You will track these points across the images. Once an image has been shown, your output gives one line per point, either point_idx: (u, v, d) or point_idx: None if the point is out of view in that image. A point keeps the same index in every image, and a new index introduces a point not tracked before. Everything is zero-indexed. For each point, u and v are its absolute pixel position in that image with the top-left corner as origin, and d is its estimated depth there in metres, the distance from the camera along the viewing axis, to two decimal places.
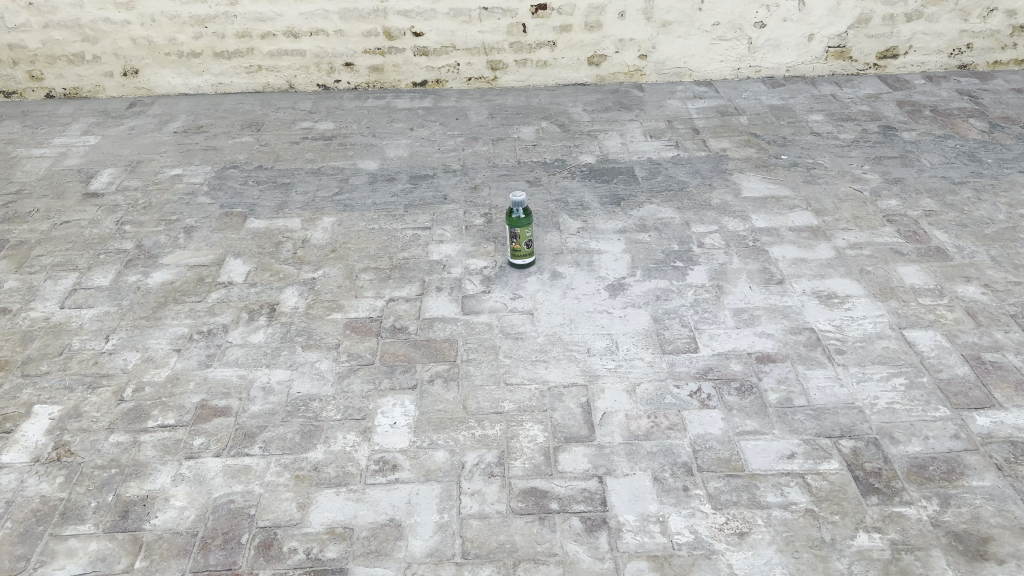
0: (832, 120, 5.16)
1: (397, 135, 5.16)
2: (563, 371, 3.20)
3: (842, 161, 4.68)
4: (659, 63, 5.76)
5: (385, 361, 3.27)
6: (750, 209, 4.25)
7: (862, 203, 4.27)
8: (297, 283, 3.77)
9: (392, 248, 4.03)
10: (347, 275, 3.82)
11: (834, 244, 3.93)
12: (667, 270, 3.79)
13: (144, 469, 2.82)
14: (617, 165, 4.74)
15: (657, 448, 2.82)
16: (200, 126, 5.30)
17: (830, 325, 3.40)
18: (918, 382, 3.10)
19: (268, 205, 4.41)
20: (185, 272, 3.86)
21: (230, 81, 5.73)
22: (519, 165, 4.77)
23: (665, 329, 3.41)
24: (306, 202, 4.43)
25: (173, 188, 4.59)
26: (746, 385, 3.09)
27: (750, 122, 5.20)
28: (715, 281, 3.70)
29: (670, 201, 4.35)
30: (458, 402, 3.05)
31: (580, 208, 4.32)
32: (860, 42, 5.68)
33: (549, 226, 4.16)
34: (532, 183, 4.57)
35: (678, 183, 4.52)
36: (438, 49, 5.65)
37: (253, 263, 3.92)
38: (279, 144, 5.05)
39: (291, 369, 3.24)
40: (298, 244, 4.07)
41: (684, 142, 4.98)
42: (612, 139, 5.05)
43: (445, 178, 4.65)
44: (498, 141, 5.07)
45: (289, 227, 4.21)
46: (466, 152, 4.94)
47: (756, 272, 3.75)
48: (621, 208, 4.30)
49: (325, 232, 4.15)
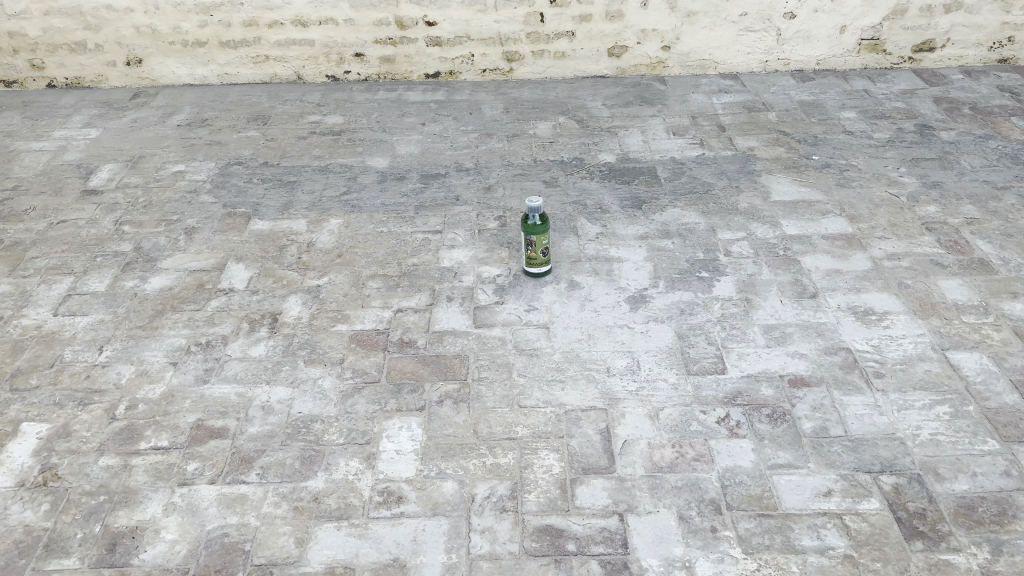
0: (865, 118, 4.90)
1: (408, 131, 4.95)
2: (581, 393, 3.00)
3: (876, 163, 4.44)
4: (683, 55, 5.51)
5: (392, 379, 3.08)
6: (779, 214, 4.02)
7: (899, 209, 4.03)
8: (300, 291, 3.58)
9: (401, 253, 3.83)
10: (353, 283, 3.63)
11: (870, 255, 3.71)
12: (691, 281, 3.58)
13: (134, 496, 2.65)
14: (639, 165, 4.51)
15: (682, 483, 2.63)
16: (204, 119, 5.11)
17: (867, 345, 3.20)
18: (963, 410, 2.89)
19: (273, 206, 4.22)
20: (184, 278, 3.68)
21: (236, 72, 5.53)
22: (536, 163, 4.55)
23: (690, 347, 3.20)
24: (312, 202, 4.25)
25: (175, 186, 4.41)
26: (778, 412, 2.90)
27: (778, 119, 4.95)
28: (743, 293, 3.49)
29: (694, 205, 4.12)
30: (469, 426, 2.86)
31: (599, 211, 4.10)
32: (895, 35, 5.40)
33: (567, 231, 3.95)
34: (548, 184, 4.36)
35: (703, 185, 4.29)
36: (451, 39, 5.42)
37: (255, 268, 3.74)
38: (286, 139, 4.87)
39: (291, 386, 3.06)
40: (302, 248, 3.88)
41: (709, 139, 4.74)
42: (633, 136, 4.82)
43: (457, 178, 4.44)
44: (513, 138, 4.85)
45: (295, 229, 4.02)
46: (480, 149, 4.73)
47: (787, 285, 3.54)
48: (643, 211, 4.08)
49: (332, 236, 3.97)
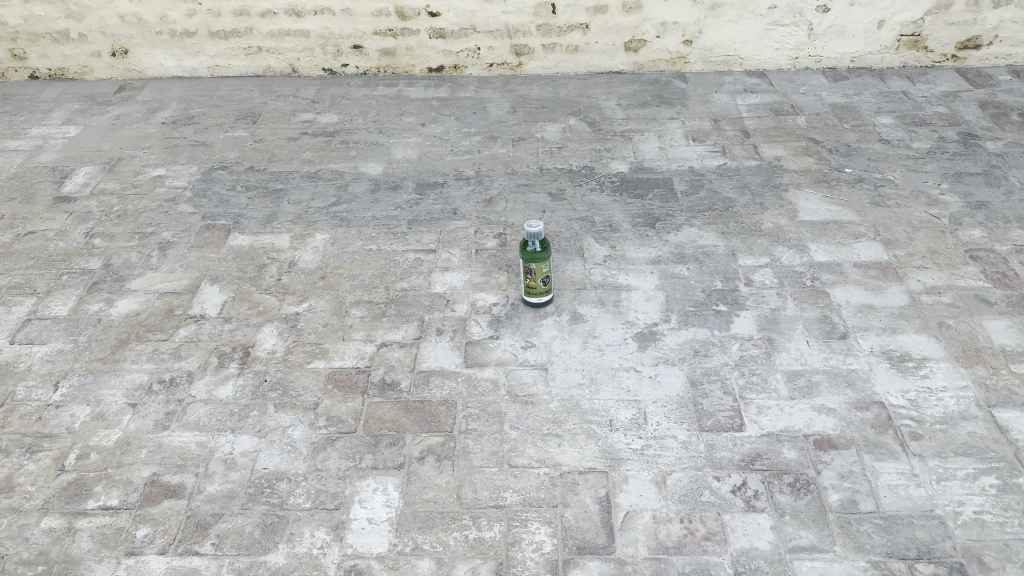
0: (902, 125, 4.50)
1: (407, 133, 4.62)
2: (579, 452, 2.67)
3: (914, 178, 4.05)
4: (705, 50, 5.10)
5: (369, 429, 2.78)
6: (806, 237, 3.66)
7: (939, 233, 3.66)
8: (277, 320, 3.29)
9: (390, 275, 3.52)
10: (335, 311, 3.33)
11: (907, 287, 3.34)
12: (707, 315, 3.24)
13: (75, 568, 2.38)
14: (654, 175, 4.15)
15: (690, 568, 2.32)
16: (191, 117, 4.80)
17: (903, 399, 2.85)
18: (1012, 483, 2.55)
19: (256, 218, 3.92)
20: (152, 301, 3.40)
21: (227, 64, 5.21)
22: (542, 172, 4.21)
23: (704, 397, 2.87)
24: (298, 214, 3.95)
25: (153, 193, 4.11)
26: (801, 480, 2.57)
27: (808, 123, 4.56)
28: (765, 332, 3.15)
29: (713, 224, 3.77)
30: (451, 490, 2.55)
31: (608, 229, 3.75)
32: (937, 31, 4.97)
33: (572, 253, 3.61)
34: (554, 197, 4.01)
35: (723, 201, 3.92)
36: (456, 31, 5.05)
37: (231, 292, 3.44)
38: (275, 140, 4.57)
39: (258, 436, 2.77)
40: (283, 268, 3.58)
41: (731, 147, 4.37)
42: (649, 142, 4.45)
43: (456, 188, 4.11)
44: (519, 141, 4.50)
45: (277, 246, 3.72)
46: (482, 155, 4.39)
47: (814, 322, 3.19)
48: (656, 231, 3.73)
49: (316, 254, 3.66)
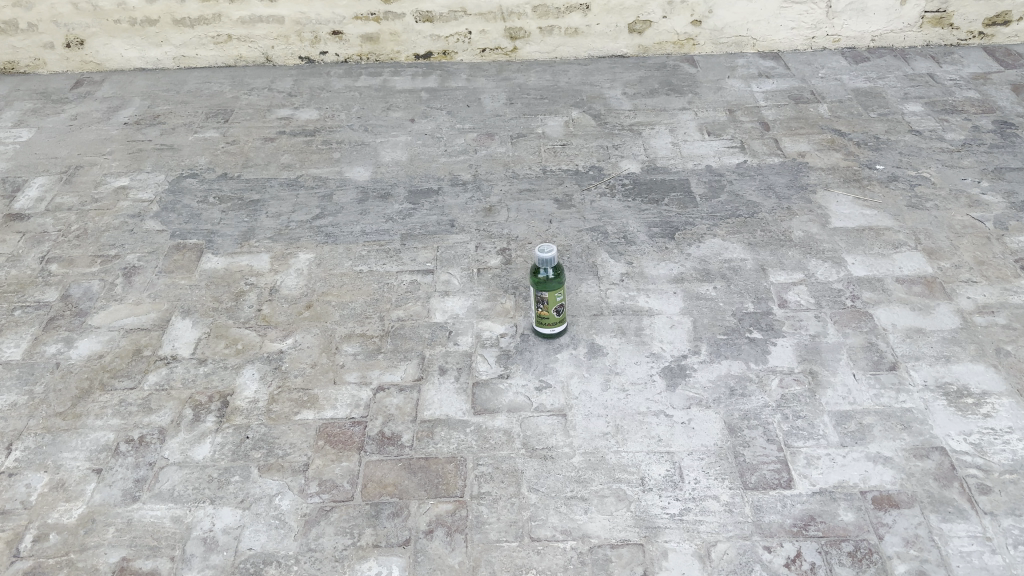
0: (933, 113, 4.16)
1: (395, 131, 4.23)
2: (609, 519, 2.35)
3: (951, 175, 3.72)
4: (715, 31, 4.72)
5: (369, 496, 2.44)
6: (840, 248, 3.33)
7: (985, 239, 3.34)
8: (259, 360, 2.93)
9: (384, 302, 3.16)
10: (324, 347, 2.97)
11: (957, 306, 3.03)
12: (740, 346, 2.91)
13: None
14: (668, 177, 3.79)
15: None
16: (156, 117, 4.38)
17: (967, 444, 2.54)
18: None
19: (231, 235, 3.54)
20: (117, 340, 3.04)
21: (195, 54, 4.77)
22: (546, 175, 3.84)
23: (745, 447, 2.55)
24: (278, 229, 3.56)
25: (116, 208, 3.72)
26: (863, 549, 2.27)
27: (830, 112, 4.21)
28: (806, 364, 2.83)
29: (737, 233, 3.43)
30: (465, 573, 2.23)
31: (623, 242, 3.40)
32: (965, 6, 4.61)
33: (585, 271, 3.26)
34: (561, 204, 3.65)
35: (746, 206, 3.58)
36: (445, 14, 4.63)
37: (205, 327, 3.08)
38: (249, 142, 4.17)
39: (241, 508, 2.44)
40: (264, 295, 3.22)
41: (751, 141, 4.01)
42: (660, 137, 4.09)
43: (452, 196, 3.73)
44: (518, 139, 4.13)
45: (255, 269, 3.35)
46: (478, 156, 4.01)
47: (859, 352, 2.87)
48: (676, 242, 3.39)
49: (300, 278, 3.30)
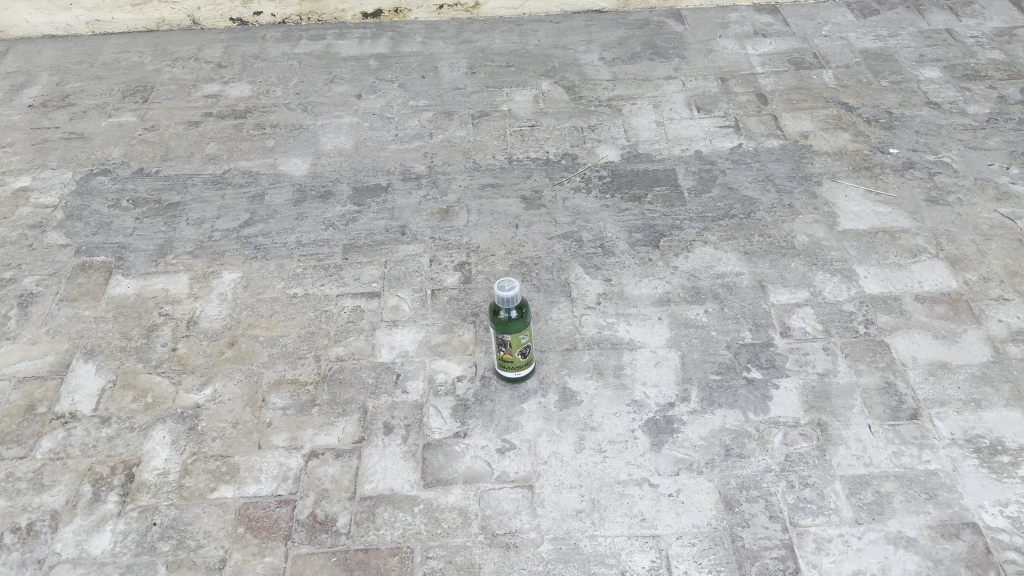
0: (952, 79, 3.66)
1: (339, 111, 3.69)
2: None
3: (975, 159, 3.25)
4: None
5: None
6: (849, 258, 2.89)
7: (1017, 243, 2.90)
8: (171, 418, 2.49)
9: (321, 336, 2.70)
10: (248, 399, 2.53)
11: (987, 333, 2.62)
12: (737, 388, 2.49)
13: None
14: (652, 167, 3.31)
15: None
16: (65, 97, 3.81)
17: (1003, 517, 2.17)
18: None
19: (145, 251, 3.05)
20: (6, 395, 2.57)
21: (111, 18, 4.19)
22: (512, 166, 3.35)
23: (744, 528, 2.17)
24: (200, 242, 3.08)
25: (13, 217, 3.20)
26: None
27: (836, 81, 3.70)
28: (813, 414, 2.42)
29: (731, 240, 2.97)
30: None
31: (600, 252, 2.94)
32: None
33: (557, 291, 2.80)
34: (529, 203, 3.17)
35: (741, 203, 3.12)
36: None
37: (110, 373, 2.62)
38: (171, 127, 3.63)
39: None
40: (180, 330, 2.75)
41: (746, 119, 3.52)
42: (642, 115, 3.58)
43: (404, 194, 3.24)
44: (481, 119, 3.62)
45: (172, 295, 2.88)
46: (435, 141, 3.50)
47: (875, 396, 2.47)
48: (661, 252, 2.94)
49: (224, 306, 2.83)
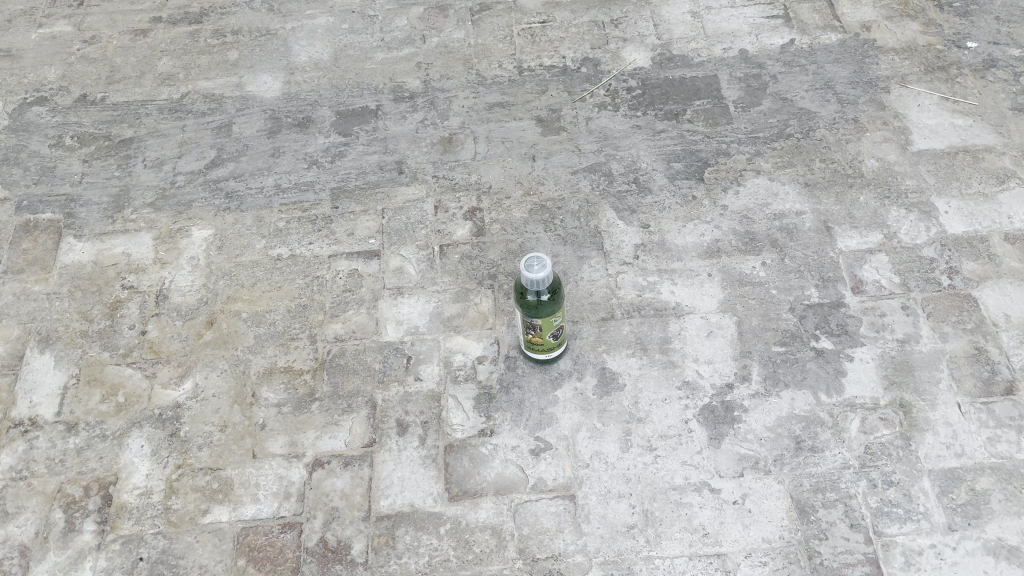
0: None
1: (312, 9, 3.11)
2: None
3: None
4: None
5: None
6: (925, 188, 2.48)
7: None
8: (149, 422, 2.15)
9: (314, 309, 2.31)
10: (236, 394, 2.17)
11: None
12: (805, 363, 2.14)
13: None
14: (690, 74, 2.81)
15: None
16: None
17: None
18: None
19: (99, 204, 2.60)
20: None
21: None
22: (524, 77, 2.84)
23: (822, 542, 1.88)
24: (162, 190, 2.62)
25: None
26: None
27: None
28: (894, 393, 2.09)
29: (787, 170, 2.54)
30: None
31: (635, 189, 2.52)
32: None
33: (587, 243, 2.39)
34: (547, 126, 2.70)
35: (796, 120, 2.67)
36: None
37: (72, 366, 2.25)
38: (114, 38, 3.05)
39: None
40: (149, 307, 2.36)
41: (796, 6, 2.98)
42: (673, 5, 3.03)
43: (398, 118, 2.74)
44: (483, 15, 3.06)
45: (135, 261, 2.46)
46: (429, 46, 2.96)
47: (965, 365, 2.13)
48: (706, 188, 2.51)
49: (197, 273, 2.41)
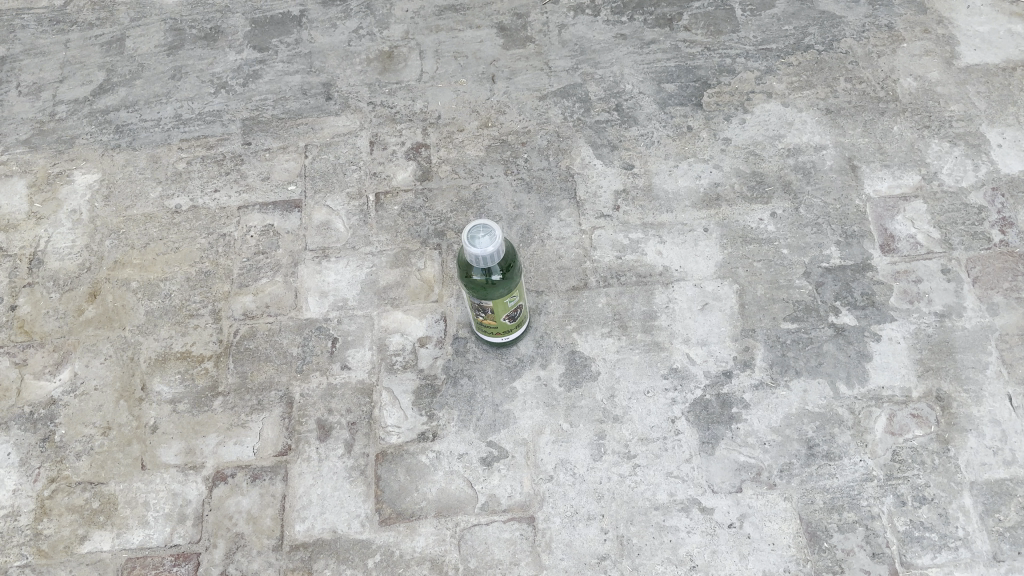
0: None
1: None
2: None
3: None
4: None
5: None
6: (974, 114, 2.01)
7: None
8: (17, 422, 1.75)
9: (219, 277, 1.88)
10: (123, 387, 1.77)
11: None
12: (820, 343, 1.74)
13: None
14: None
15: None
16: None
17: None
18: None
19: None
20: None
21: None
22: None
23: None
24: (39, 123, 2.14)
25: None
26: None
27: None
28: (930, 382, 1.69)
29: (805, 91, 2.07)
30: None
31: (617, 118, 2.04)
32: None
33: (556, 190, 1.94)
34: (511, 36, 2.20)
35: (817, 26, 2.18)
36: None
37: None
38: None
39: None
40: (21, 275, 1.93)
41: None
42: None
43: (326, 29, 2.24)
44: None
45: (5, 214, 2.01)
46: None
47: (1018, 345, 1.72)
48: (704, 115, 2.04)
49: (79, 230, 1.97)
